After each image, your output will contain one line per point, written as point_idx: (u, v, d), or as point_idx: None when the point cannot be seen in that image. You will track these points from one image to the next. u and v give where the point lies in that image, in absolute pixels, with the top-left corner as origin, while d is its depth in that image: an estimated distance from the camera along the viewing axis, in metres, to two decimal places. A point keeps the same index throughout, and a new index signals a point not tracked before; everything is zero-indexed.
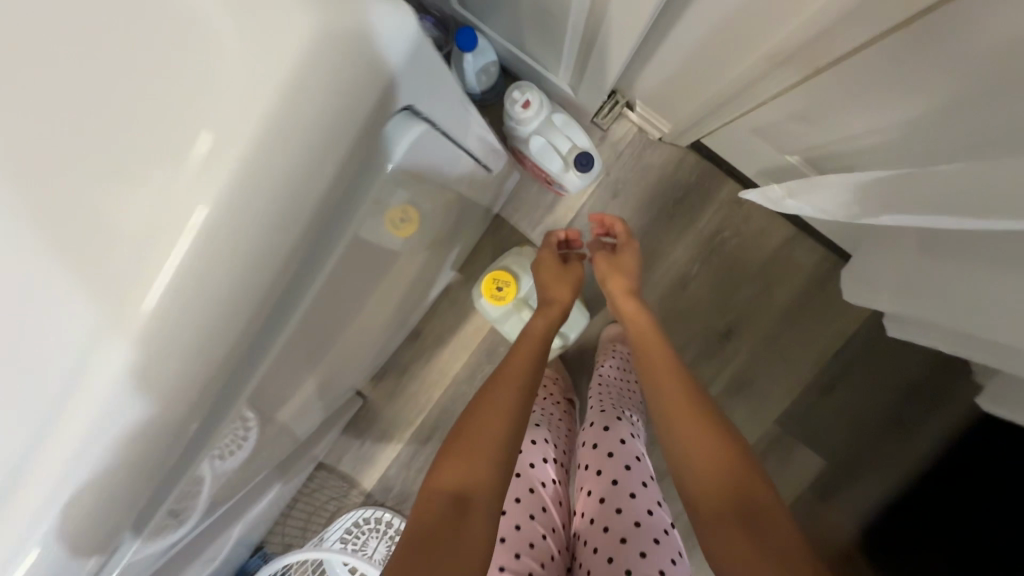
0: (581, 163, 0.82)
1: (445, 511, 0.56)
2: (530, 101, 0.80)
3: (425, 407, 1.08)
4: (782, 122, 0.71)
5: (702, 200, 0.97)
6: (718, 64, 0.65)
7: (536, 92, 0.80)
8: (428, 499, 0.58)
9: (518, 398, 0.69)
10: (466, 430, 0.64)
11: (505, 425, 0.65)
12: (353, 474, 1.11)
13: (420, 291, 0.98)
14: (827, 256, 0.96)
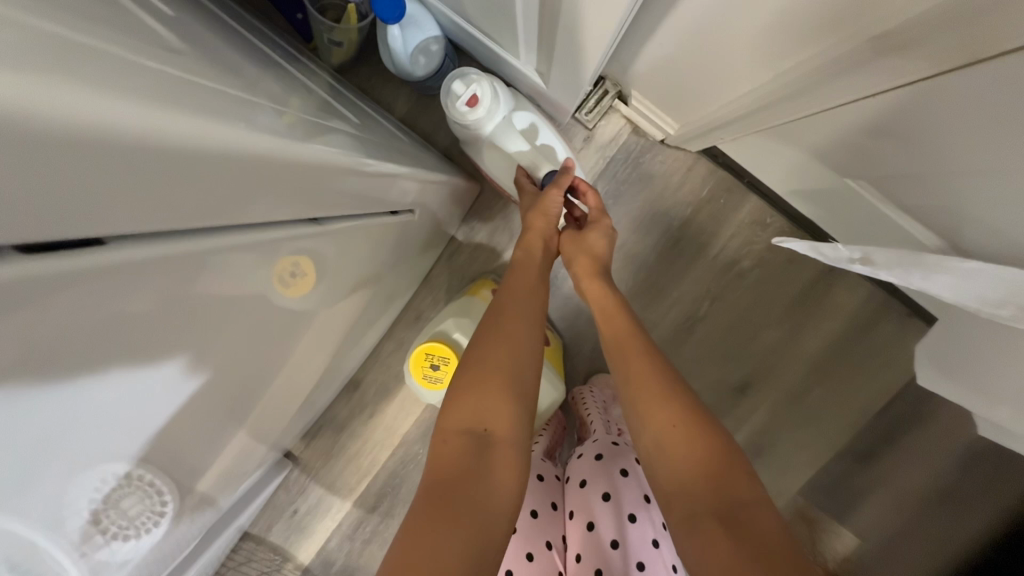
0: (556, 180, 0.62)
1: (457, 458, 0.42)
2: (477, 96, 0.59)
3: (369, 469, 0.89)
4: (839, 134, 0.49)
5: (715, 219, 0.76)
6: (746, 51, 0.44)
7: (483, 83, 0.59)
8: (442, 443, 0.44)
9: (534, 315, 0.54)
10: (474, 350, 0.49)
11: (524, 343, 0.51)
12: (285, 546, 0.92)
13: (355, 336, 0.77)
14: (873, 293, 0.75)
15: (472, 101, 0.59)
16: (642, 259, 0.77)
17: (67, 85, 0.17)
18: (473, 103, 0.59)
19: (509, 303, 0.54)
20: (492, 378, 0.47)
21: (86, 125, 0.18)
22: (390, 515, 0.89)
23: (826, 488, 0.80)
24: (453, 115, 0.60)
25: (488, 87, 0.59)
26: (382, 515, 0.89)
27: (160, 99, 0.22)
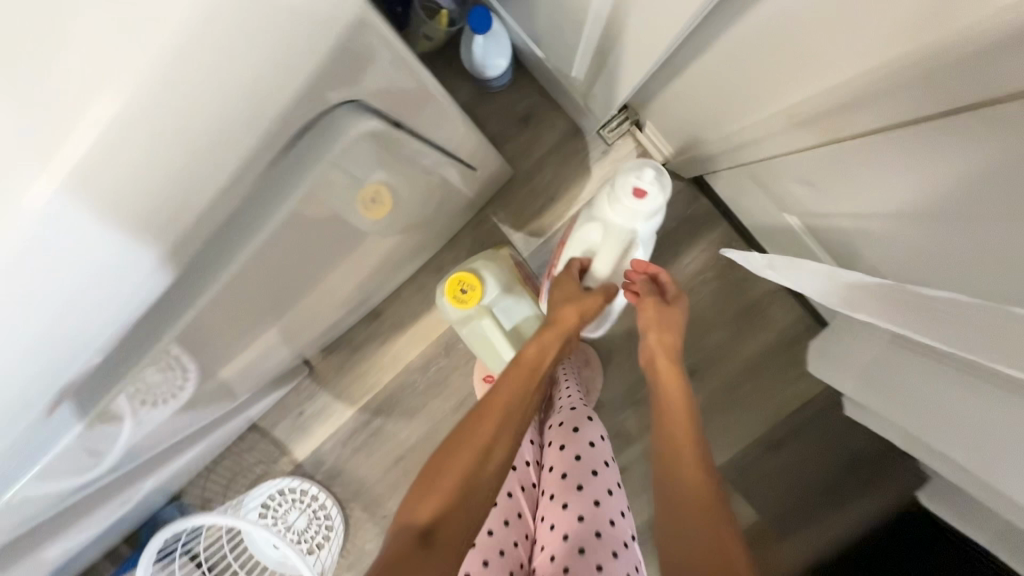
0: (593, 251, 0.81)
1: (407, 543, 0.53)
2: (646, 194, 0.74)
3: (370, 389, 1.05)
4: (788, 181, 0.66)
5: (692, 235, 0.95)
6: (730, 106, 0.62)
7: (658, 195, 0.74)
8: (405, 531, 0.55)
9: (510, 432, 0.64)
10: (443, 461, 0.60)
11: (491, 446, 0.62)
12: (286, 441, 1.08)
13: (388, 272, 0.94)
14: (803, 317, 0.95)
15: (642, 193, 0.73)
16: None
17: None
18: (641, 193, 0.73)
19: (494, 414, 0.64)
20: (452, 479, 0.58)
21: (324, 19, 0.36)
22: (380, 430, 1.06)
23: (738, 466, 0.99)
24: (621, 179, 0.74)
25: (661, 201, 0.74)
26: (373, 428, 1.06)
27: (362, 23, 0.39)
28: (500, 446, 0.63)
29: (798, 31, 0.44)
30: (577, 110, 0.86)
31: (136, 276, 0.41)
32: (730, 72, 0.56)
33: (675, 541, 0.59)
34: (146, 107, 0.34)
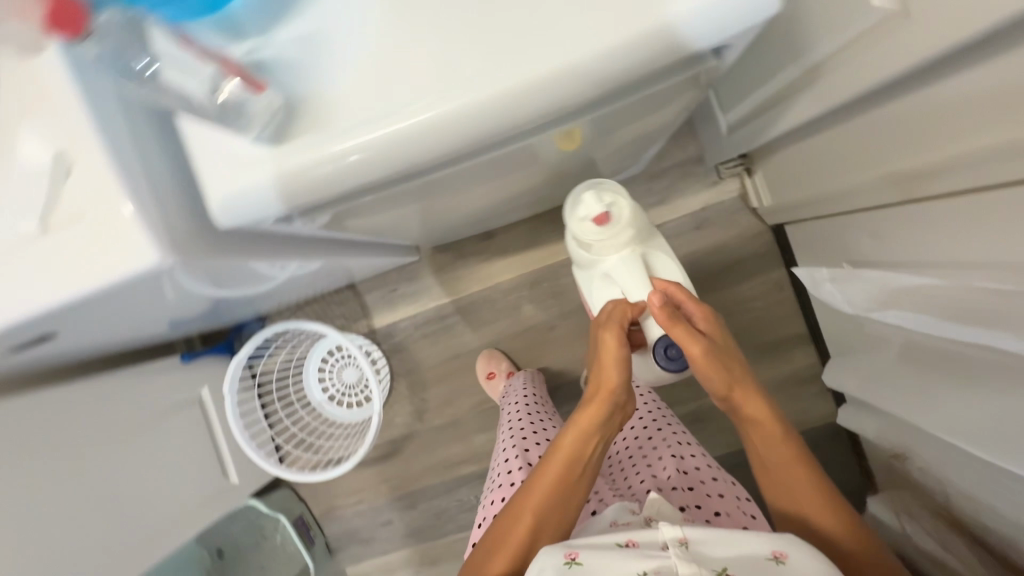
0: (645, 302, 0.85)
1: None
2: (608, 214, 0.81)
3: (456, 293, 1.26)
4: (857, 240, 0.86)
5: (757, 270, 1.17)
6: (836, 171, 0.81)
7: (622, 208, 0.82)
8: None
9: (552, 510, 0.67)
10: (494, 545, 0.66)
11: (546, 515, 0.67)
12: (371, 308, 1.29)
13: (518, 206, 1.15)
14: (818, 365, 1.16)
15: (604, 217, 0.81)
16: (701, 269, 1.18)
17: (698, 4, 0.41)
18: (605, 219, 0.81)
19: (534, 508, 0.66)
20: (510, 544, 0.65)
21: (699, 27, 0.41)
22: (452, 328, 1.27)
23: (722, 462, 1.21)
24: (585, 221, 0.82)
25: (627, 212, 0.82)
26: (447, 324, 1.27)
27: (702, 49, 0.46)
28: (556, 507, 0.68)
29: (910, 125, 0.62)
30: (712, 141, 1.09)
31: (374, 121, 0.44)
32: (842, 146, 0.76)
33: (785, 517, 0.64)
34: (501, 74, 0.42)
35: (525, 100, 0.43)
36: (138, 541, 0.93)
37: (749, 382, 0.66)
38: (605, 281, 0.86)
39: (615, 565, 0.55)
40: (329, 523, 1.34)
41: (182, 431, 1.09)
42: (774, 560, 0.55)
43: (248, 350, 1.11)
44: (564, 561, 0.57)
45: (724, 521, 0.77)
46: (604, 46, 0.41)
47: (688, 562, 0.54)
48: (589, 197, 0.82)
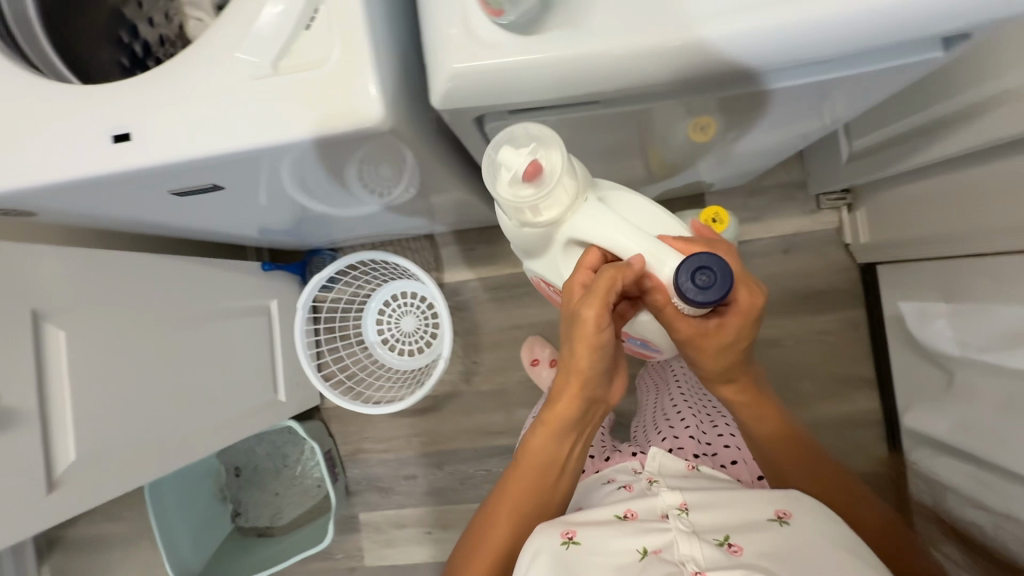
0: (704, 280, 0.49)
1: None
2: (541, 166, 0.54)
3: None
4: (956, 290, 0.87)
5: (836, 305, 1.16)
6: (959, 212, 0.82)
7: (554, 156, 0.54)
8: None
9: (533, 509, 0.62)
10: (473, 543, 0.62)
11: (518, 528, 0.61)
12: (444, 262, 1.30)
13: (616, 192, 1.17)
14: (877, 411, 1.15)
15: (536, 168, 0.54)
16: (782, 292, 1.17)
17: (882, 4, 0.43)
18: (538, 176, 0.54)
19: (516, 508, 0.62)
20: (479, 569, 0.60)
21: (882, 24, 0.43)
22: (519, 299, 1.28)
23: None
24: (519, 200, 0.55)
25: (559, 162, 0.54)
26: (515, 294, 1.28)
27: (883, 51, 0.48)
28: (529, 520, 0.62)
29: None
30: (821, 170, 1.11)
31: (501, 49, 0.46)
32: (977, 186, 0.77)
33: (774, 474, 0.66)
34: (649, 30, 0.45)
35: (667, 59, 0.45)
36: (202, 427, 0.91)
37: (736, 353, 0.57)
38: (569, 249, 0.61)
39: (617, 545, 0.56)
40: (353, 465, 1.33)
41: (253, 333, 1.09)
42: (776, 520, 0.57)
43: (328, 272, 1.09)
44: (562, 540, 0.57)
45: (738, 469, 0.79)
46: (768, 24, 0.43)
47: (686, 536, 0.56)
48: (504, 166, 0.54)
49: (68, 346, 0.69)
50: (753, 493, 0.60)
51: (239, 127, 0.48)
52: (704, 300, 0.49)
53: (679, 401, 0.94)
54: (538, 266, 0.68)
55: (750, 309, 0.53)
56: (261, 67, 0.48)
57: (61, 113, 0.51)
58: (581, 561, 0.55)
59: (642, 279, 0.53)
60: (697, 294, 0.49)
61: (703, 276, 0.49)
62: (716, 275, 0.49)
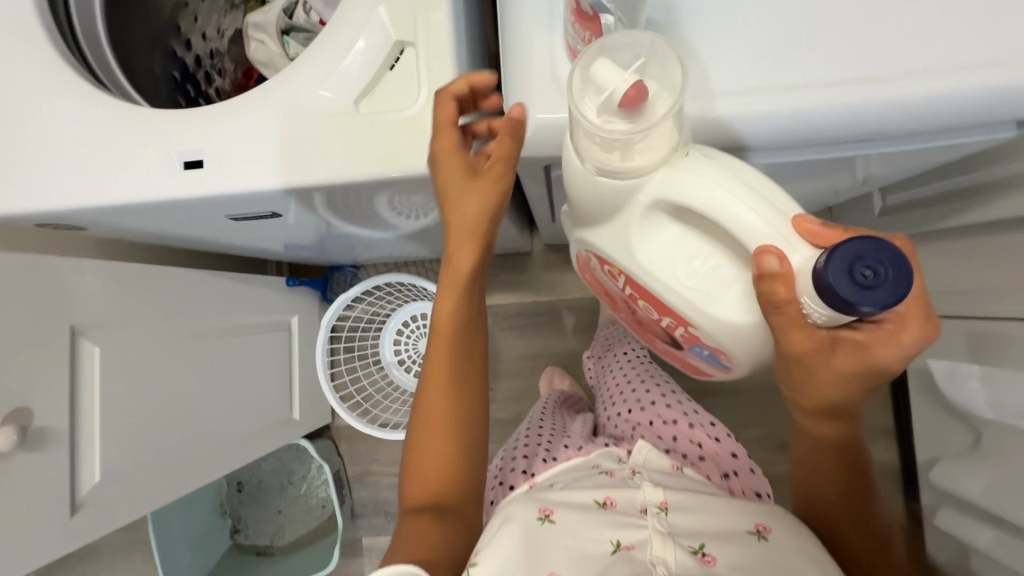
0: (864, 274, 0.39)
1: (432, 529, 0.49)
2: (647, 92, 0.40)
3: (553, 293, 1.26)
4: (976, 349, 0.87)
5: None
6: (988, 277, 0.82)
7: (665, 97, 0.41)
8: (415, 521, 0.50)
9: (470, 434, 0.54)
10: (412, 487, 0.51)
11: (459, 433, 0.53)
12: None
13: None
14: (894, 461, 1.15)
15: (639, 90, 0.40)
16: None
17: (971, 87, 0.43)
18: (640, 105, 0.41)
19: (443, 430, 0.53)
20: (428, 480, 0.51)
21: (965, 110, 0.44)
22: (537, 327, 1.26)
23: None
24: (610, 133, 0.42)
25: (674, 101, 0.40)
26: (535, 322, 1.26)
27: (954, 130, 0.49)
28: (469, 421, 0.53)
29: None
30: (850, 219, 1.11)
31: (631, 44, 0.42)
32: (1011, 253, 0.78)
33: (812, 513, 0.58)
34: (733, 97, 0.45)
35: (750, 124, 0.45)
36: (220, 445, 0.89)
37: (856, 385, 0.45)
38: (652, 215, 0.49)
39: (591, 533, 0.55)
40: (360, 486, 1.30)
41: (274, 350, 1.06)
42: (756, 534, 0.56)
43: (353, 293, 1.07)
44: (536, 516, 0.56)
45: (708, 465, 0.75)
46: (853, 98, 0.44)
47: (661, 538, 0.54)
48: (594, 79, 0.41)
49: (101, 363, 0.67)
50: (735, 505, 0.60)
51: (314, 160, 0.48)
52: (854, 302, 0.39)
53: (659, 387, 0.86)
54: (597, 235, 0.55)
55: (897, 346, 0.42)
56: (343, 103, 0.48)
57: (133, 138, 0.50)
58: (549, 542, 0.54)
59: (777, 262, 0.42)
60: (854, 297, 0.39)
61: (865, 272, 0.39)
62: (888, 277, 0.39)
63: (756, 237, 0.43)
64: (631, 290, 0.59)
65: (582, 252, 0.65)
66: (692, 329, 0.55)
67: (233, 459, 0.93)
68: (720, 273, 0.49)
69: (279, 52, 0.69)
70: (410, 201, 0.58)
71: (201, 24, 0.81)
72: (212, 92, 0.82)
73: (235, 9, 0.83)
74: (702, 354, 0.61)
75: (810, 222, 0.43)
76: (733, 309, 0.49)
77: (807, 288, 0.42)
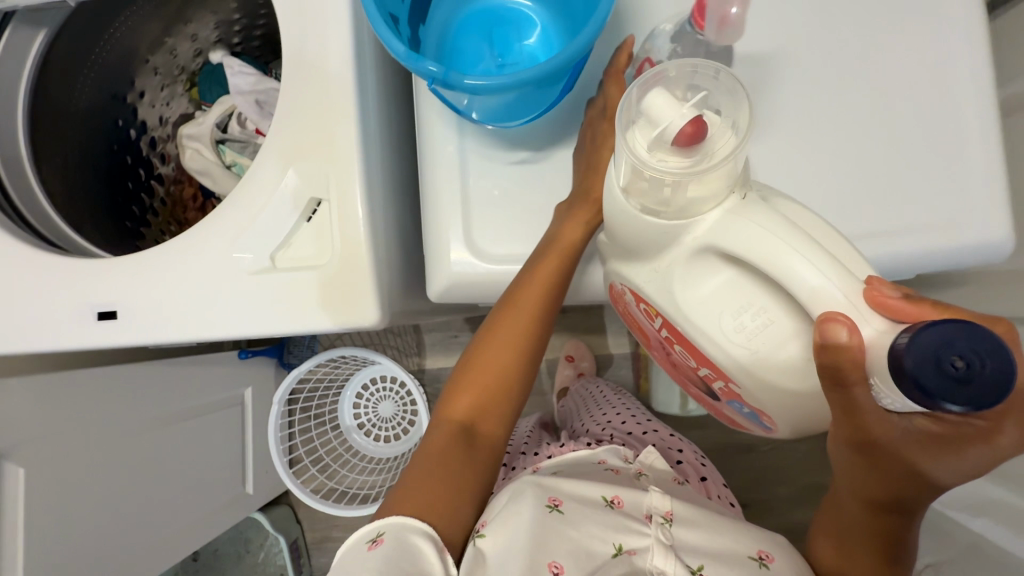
0: (946, 360, 0.29)
1: (461, 469, 0.46)
2: (704, 130, 0.34)
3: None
4: None
5: None
6: None
7: (727, 133, 0.34)
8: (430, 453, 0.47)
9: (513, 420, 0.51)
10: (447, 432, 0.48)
11: (506, 402, 0.50)
12: (425, 348, 1.26)
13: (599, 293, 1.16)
14: None
15: (699, 129, 0.34)
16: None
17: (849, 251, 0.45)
18: (694, 144, 0.34)
19: (492, 401, 0.49)
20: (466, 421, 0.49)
21: None
22: None
23: None
24: (660, 172, 0.35)
25: (737, 144, 0.34)
26: None
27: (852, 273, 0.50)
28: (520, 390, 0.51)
29: None
30: None
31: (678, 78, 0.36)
32: None
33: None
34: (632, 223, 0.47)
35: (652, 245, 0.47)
36: (163, 536, 0.88)
37: (918, 478, 0.37)
38: (700, 257, 0.40)
39: (594, 532, 0.50)
40: (320, 553, 1.28)
41: (222, 426, 1.04)
42: (758, 561, 0.51)
43: (305, 368, 1.05)
44: (546, 504, 0.51)
45: (687, 469, 0.73)
46: None
47: (663, 550, 0.50)
48: (646, 113, 0.35)
49: (28, 481, 0.66)
50: (738, 527, 0.55)
51: (230, 316, 0.48)
52: (943, 399, 0.29)
53: (636, 416, 0.85)
54: (631, 271, 0.46)
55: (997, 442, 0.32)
56: (257, 262, 0.48)
57: (50, 286, 0.50)
58: (555, 533, 0.49)
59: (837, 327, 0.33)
60: (932, 385, 0.29)
61: (955, 363, 0.29)
62: (985, 373, 0.28)
63: (821, 301, 0.34)
64: (664, 335, 0.49)
65: (610, 284, 0.53)
66: (731, 385, 0.46)
67: (176, 548, 0.91)
68: (775, 329, 0.39)
69: (216, 160, 0.70)
70: (340, 334, 0.58)
71: (141, 115, 0.80)
72: (155, 180, 0.81)
73: (178, 96, 0.82)
74: (738, 411, 0.52)
75: (887, 296, 0.33)
76: (791, 373, 0.41)
77: (878, 369, 0.33)
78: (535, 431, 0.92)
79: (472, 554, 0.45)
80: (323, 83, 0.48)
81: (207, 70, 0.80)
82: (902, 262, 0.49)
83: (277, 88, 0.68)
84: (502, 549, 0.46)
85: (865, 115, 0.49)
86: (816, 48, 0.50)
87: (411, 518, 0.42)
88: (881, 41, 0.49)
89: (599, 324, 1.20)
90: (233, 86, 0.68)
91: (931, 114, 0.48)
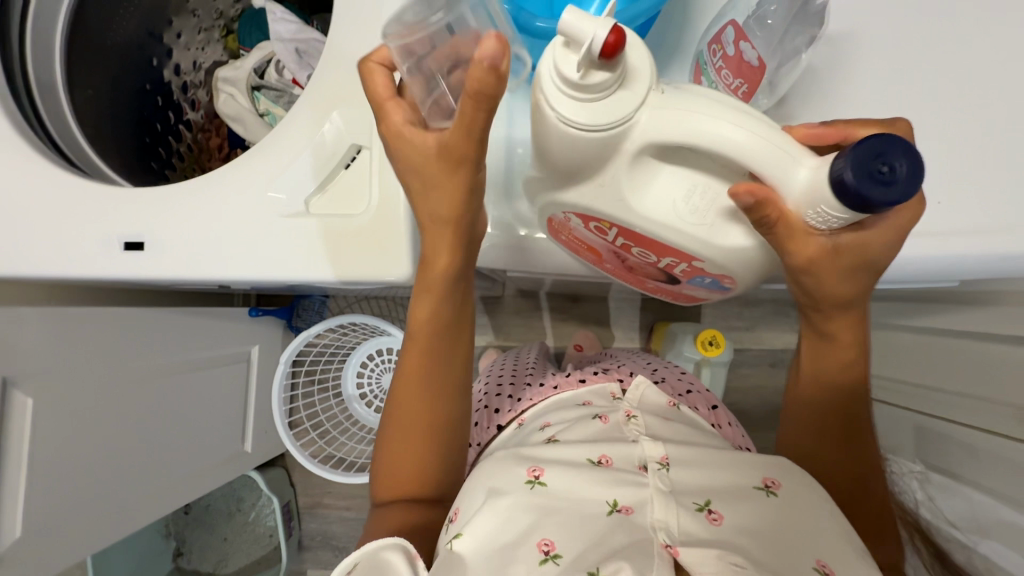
0: (872, 169, 0.30)
1: (409, 512, 0.49)
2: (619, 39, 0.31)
3: (520, 339, 1.20)
4: (919, 445, 0.85)
5: None
6: (930, 381, 0.82)
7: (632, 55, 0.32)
8: (395, 507, 0.50)
9: (437, 425, 0.50)
10: (391, 464, 0.51)
11: (432, 428, 0.50)
12: None
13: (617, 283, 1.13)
14: None
15: (621, 36, 0.30)
16: (765, 403, 1.14)
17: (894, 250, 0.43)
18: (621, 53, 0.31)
19: (413, 420, 0.50)
20: (404, 479, 0.50)
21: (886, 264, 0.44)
22: None
23: None
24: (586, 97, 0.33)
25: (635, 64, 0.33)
26: None
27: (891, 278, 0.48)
28: (450, 429, 0.51)
29: None
30: None
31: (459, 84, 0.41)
32: (950, 360, 0.77)
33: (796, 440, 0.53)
34: None
35: None
36: (160, 483, 0.88)
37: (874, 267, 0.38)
38: (640, 165, 0.37)
39: (584, 495, 0.48)
40: (310, 518, 1.28)
41: (226, 383, 1.03)
42: (764, 490, 0.47)
43: (314, 331, 1.04)
44: (526, 479, 0.49)
45: (693, 398, 0.70)
46: None
47: (663, 498, 0.46)
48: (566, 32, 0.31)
49: (35, 413, 0.66)
50: (741, 456, 0.51)
51: (260, 256, 0.47)
52: (881, 204, 0.31)
53: (646, 358, 0.80)
54: (571, 193, 0.40)
55: (888, 243, 0.37)
56: (292, 206, 0.47)
57: (79, 210, 0.49)
58: (542, 506, 0.47)
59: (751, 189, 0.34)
60: (871, 194, 0.31)
61: (882, 169, 0.30)
62: (907, 172, 0.30)
63: (757, 154, 0.34)
64: (620, 245, 0.44)
65: (547, 219, 0.46)
66: (695, 264, 0.43)
67: (171, 496, 0.91)
68: (722, 201, 0.38)
69: (249, 106, 0.68)
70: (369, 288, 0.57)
71: (175, 57, 0.78)
72: (182, 125, 0.79)
73: (213, 42, 0.80)
74: (698, 288, 0.48)
75: (808, 127, 0.37)
76: (744, 242, 0.39)
77: (821, 199, 0.34)
78: (539, 362, 0.87)
79: (449, 555, 0.45)
80: (373, 27, 0.46)
81: (248, 15, 0.79)
82: (946, 271, 0.47)
83: (319, 39, 0.66)
84: (481, 543, 0.45)
85: (925, 113, 0.47)
86: (878, 40, 0.48)
87: (383, 541, 0.44)
88: (944, 40, 0.48)
89: (612, 316, 1.18)
90: (272, 33, 0.66)
91: (992, 118, 0.46)
